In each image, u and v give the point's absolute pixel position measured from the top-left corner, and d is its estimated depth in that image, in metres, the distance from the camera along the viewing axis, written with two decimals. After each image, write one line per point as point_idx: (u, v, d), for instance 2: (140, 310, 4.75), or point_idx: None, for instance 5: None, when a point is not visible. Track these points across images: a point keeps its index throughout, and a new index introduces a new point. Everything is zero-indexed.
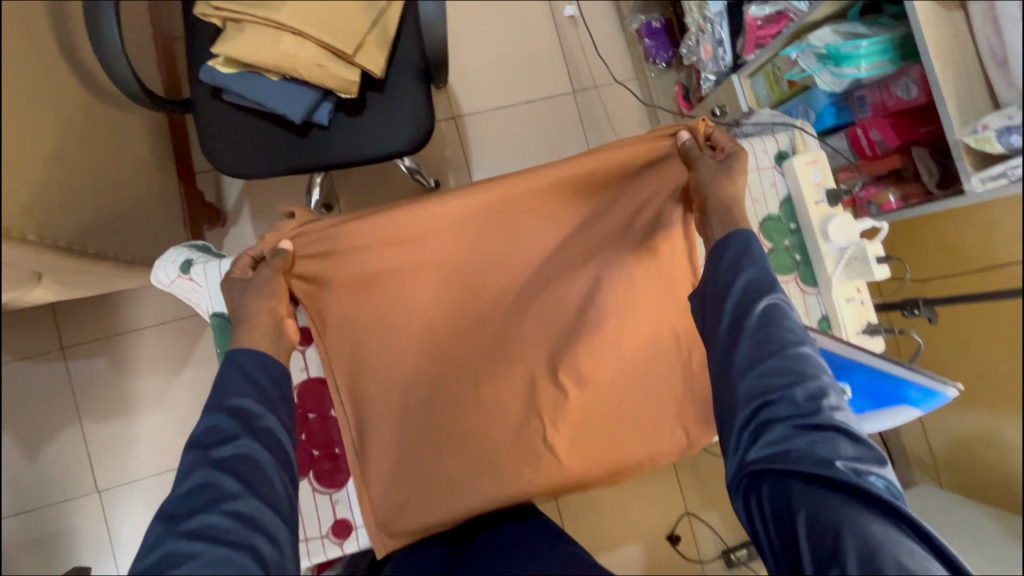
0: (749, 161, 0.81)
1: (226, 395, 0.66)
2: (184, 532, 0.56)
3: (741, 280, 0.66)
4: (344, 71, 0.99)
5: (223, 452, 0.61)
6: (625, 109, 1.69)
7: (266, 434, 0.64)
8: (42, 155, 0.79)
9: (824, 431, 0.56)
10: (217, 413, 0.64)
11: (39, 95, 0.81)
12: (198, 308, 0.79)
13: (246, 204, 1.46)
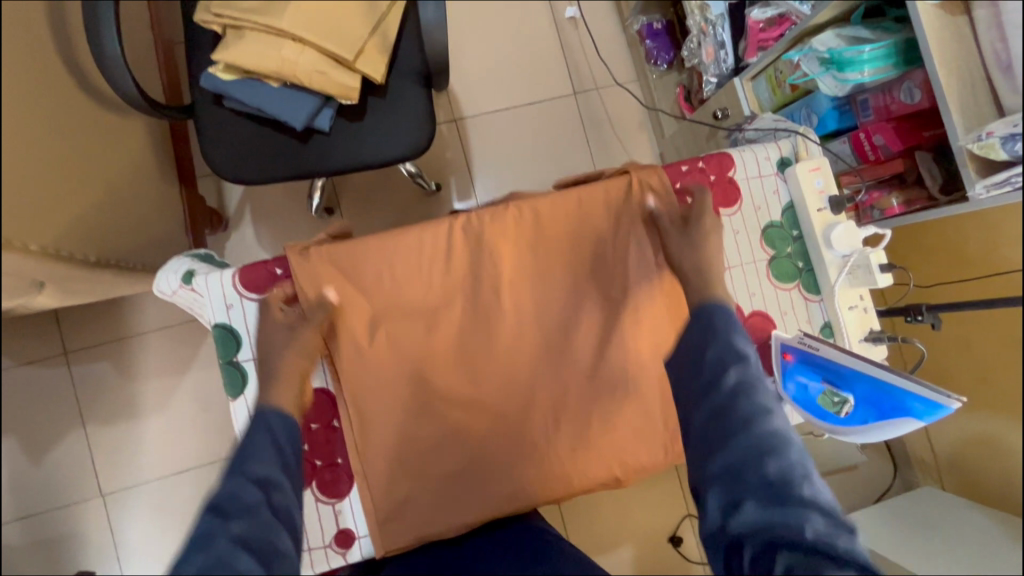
0: (752, 167, 0.81)
1: (244, 460, 0.60)
2: None
3: (712, 345, 0.63)
4: (345, 77, 0.99)
5: (240, 526, 0.54)
6: (626, 111, 1.69)
7: (285, 511, 0.58)
8: (43, 164, 0.79)
9: (797, 505, 0.52)
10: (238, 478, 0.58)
11: (41, 104, 0.82)
12: (203, 319, 0.74)
13: (248, 208, 1.46)
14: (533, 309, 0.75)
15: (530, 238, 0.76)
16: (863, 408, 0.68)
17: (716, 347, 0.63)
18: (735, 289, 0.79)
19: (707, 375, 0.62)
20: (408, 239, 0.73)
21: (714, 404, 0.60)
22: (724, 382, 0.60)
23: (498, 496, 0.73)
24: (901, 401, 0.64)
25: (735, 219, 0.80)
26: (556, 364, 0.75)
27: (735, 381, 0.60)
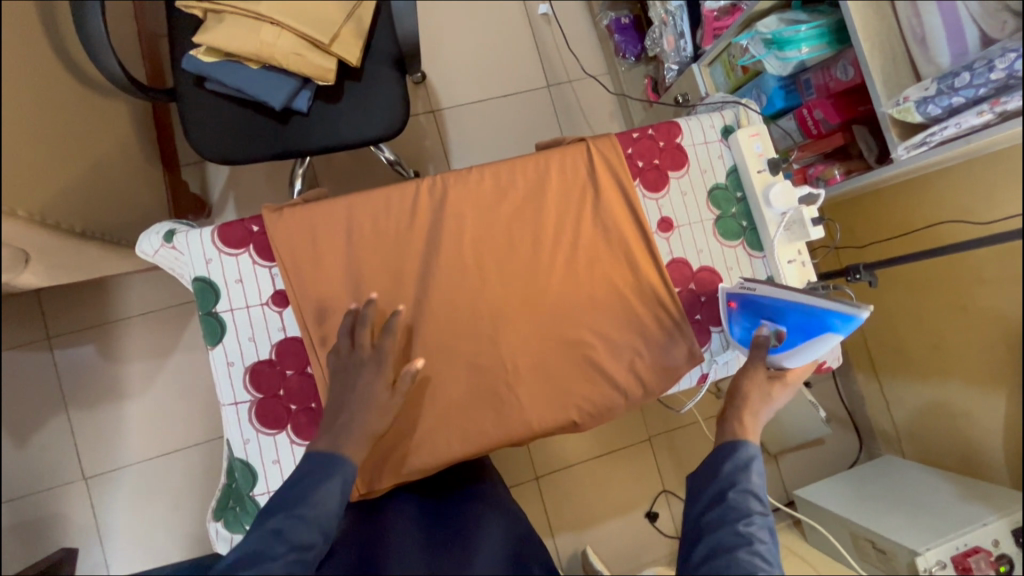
0: (698, 135, 0.87)
1: (313, 500, 0.61)
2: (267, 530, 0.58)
3: (735, 486, 0.65)
4: (322, 59, 1.04)
5: (285, 566, 0.57)
6: (598, 102, 1.76)
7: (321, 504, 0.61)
8: (29, 137, 0.83)
9: None
10: (308, 515, 0.60)
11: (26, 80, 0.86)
12: (182, 277, 0.77)
13: (231, 195, 1.53)
14: (497, 266, 0.81)
15: (493, 199, 0.82)
16: (794, 336, 0.73)
17: (739, 491, 0.65)
18: (683, 246, 0.85)
19: (726, 512, 0.64)
20: (378, 197, 0.80)
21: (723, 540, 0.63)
22: (735, 528, 0.63)
23: (466, 439, 0.78)
24: (821, 320, 0.68)
25: (682, 181, 0.86)
26: (519, 316, 0.80)
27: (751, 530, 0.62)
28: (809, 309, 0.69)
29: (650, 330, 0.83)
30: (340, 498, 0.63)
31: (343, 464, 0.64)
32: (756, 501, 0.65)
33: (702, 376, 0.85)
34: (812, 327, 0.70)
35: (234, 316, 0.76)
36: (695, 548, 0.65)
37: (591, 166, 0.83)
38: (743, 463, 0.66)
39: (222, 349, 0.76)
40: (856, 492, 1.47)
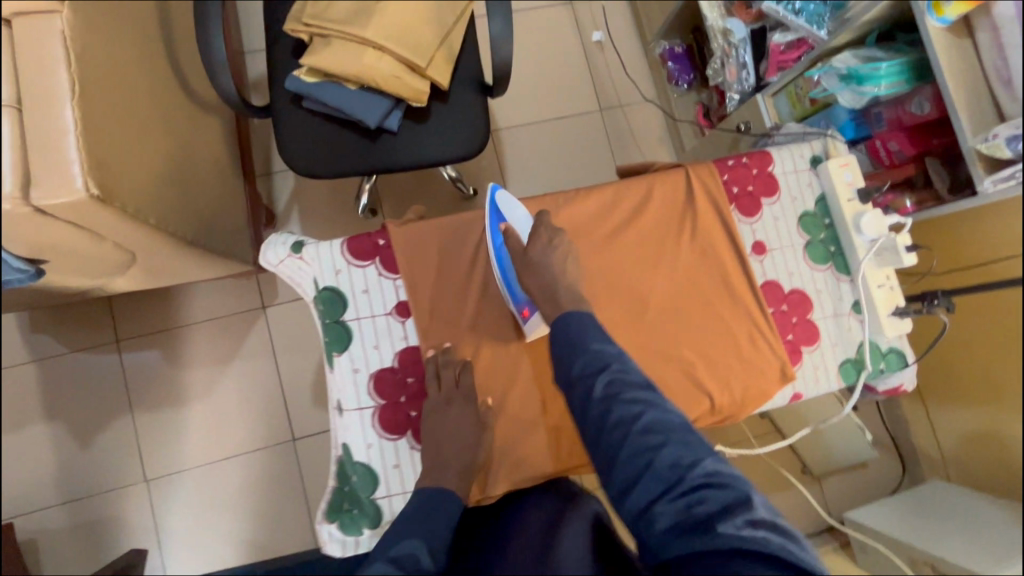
0: (789, 164, 0.91)
1: (431, 529, 0.62)
2: (386, 559, 0.57)
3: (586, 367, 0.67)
4: (417, 82, 1.10)
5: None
6: (648, 125, 1.82)
7: (432, 535, 0.61)
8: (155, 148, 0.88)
9: (697, 490, 0.57)
10: (425, 542, 0.60)
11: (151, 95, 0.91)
12: (309, 286, 0.81)
13: (296, 207, 1.61)
14: (603, 279, 0.84)
15: (597, 220, 0.86)
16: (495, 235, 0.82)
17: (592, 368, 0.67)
18: (776, 269, 0.89)
19: (592, 376, 0.67)
20: (490, 215, 0.84)
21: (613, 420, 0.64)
22: (598, 382, 0.66)
23: (574, 449, 0.81)
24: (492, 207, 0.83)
25: (774, 208, 0.90)
26: (621, 333, 0.83)
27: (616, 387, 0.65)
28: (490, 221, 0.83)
29: (746, 348, 0.86)
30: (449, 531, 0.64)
31: (455, 500, 0.68)
32: (608, 363, 0.68)
33: (795, 395, 0.87)
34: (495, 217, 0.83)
35: (362, 324, 0.80)
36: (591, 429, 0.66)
37: (689, 191, 0.88)
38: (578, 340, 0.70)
39: (349, 356, 0.79)
40: (904, 516, 1.49)
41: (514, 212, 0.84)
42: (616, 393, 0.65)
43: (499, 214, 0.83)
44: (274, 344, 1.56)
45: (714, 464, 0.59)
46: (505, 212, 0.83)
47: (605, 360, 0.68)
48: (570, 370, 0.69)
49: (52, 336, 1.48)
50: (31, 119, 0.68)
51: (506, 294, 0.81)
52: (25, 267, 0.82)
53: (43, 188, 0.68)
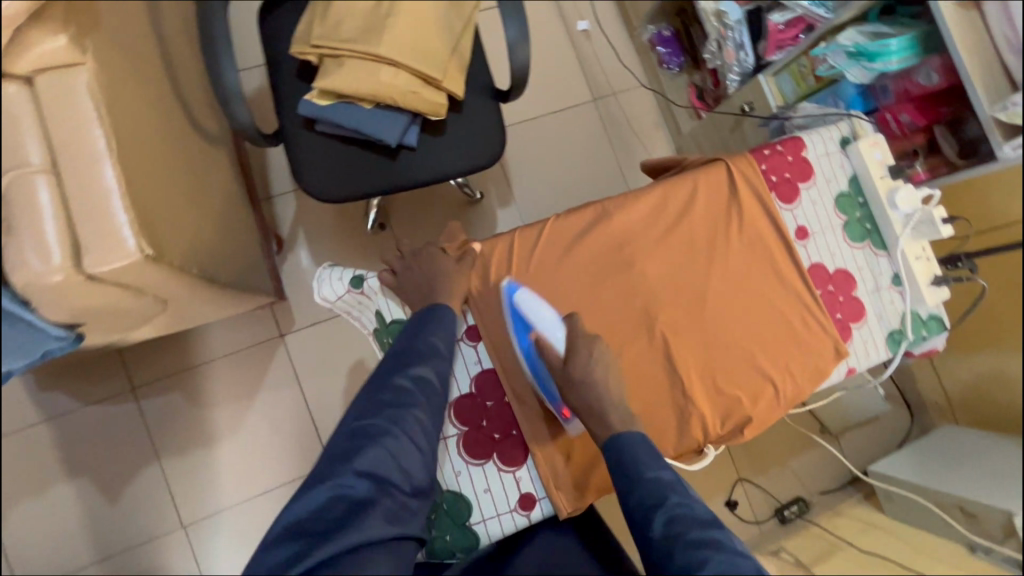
0: (819, 147, 0.94)
1: (429, 328, 0.78)
2: (400, 378, 0.75)
3: (648, 495, 0.68)
4: (434, 95, 1.07)
5: (415, 371, 0.75)
6: (642, 112, 1.83)
7: (434, 351, 0.77)
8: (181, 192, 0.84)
9: None
10: (429, 348, 0.77)
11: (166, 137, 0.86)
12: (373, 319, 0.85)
13: (301, 230, 1.56)
14: (661, 278, 0.85)
15: (649, 221, 0.86)
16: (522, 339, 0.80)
17: (655, 498, 0.68)
18: (820, 251, 0.92)
19: (650, 510, 0.67)
20: (548, 227, 0.84)
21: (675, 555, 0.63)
22: (658, 520, 0.66)
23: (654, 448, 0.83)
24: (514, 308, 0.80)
25: (811, 192, 0.92)
26: (683, 333, 0.84)
27: (676, 524, 0.65)
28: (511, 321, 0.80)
29: (802, 332, 0.88)
30: (451, 328, 0.79)
31: (446, 310, 0.79)
32: (670, 495, 0.68)
33: (849, 370, 0.90)
34: (517, 319, 0.80)
35: None
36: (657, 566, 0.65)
37: (733, 183, 0.89)
38: (635, 459, 0.71)
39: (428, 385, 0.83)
40: (923, 463, 1.57)
41: (541, 318, 0.78)
42: (678, 529, 0.65)
43: (526, 322, 0.79)
44: (297, 372, 1.53)
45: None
46: (531, 317, 0.79)
47: (663, 493, 0.68)
48: (627, 502, 0.70)
49: (65, 392, 1.42)
50: (75, 184, 0.65)
51: (540, 393, 0.80)
52: (65, 333, 0.77)
53: (95, 255, 0.65)
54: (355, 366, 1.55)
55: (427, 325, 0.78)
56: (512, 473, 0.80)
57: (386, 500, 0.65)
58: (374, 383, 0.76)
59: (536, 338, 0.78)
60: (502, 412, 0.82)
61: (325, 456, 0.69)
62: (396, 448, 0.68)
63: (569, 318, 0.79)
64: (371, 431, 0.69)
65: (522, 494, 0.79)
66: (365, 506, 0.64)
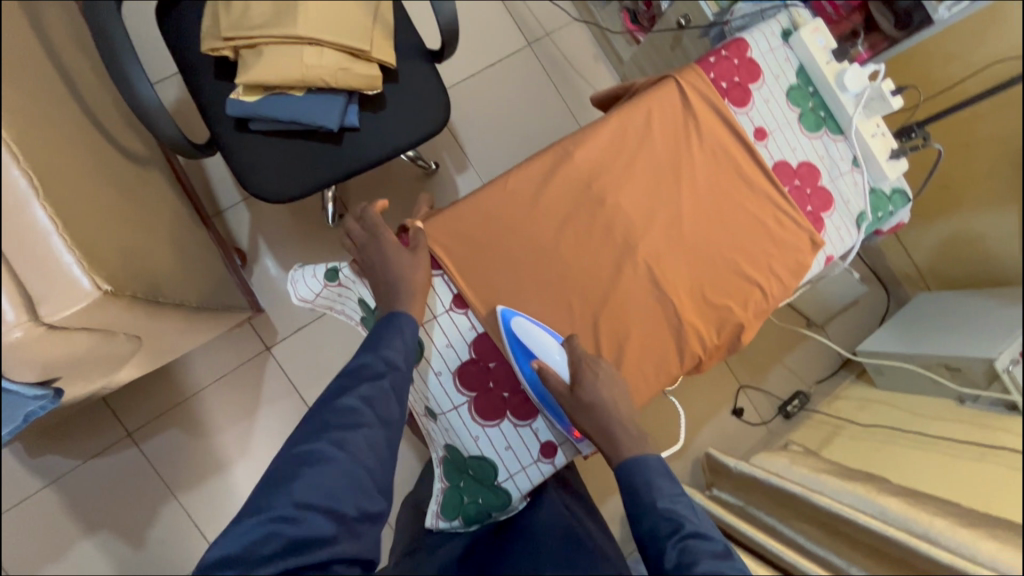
0: (763, 45, 0.93)
1: (382, 339, 0.73)
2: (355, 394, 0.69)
3: (661, 518, 0.67)
4: (366, 69, 1.02)
5: (363, 389, 0.69)
6: (580, 47, 1.79)
7: (394, 364, 0.72)
8: (118, 222, 0.79)
9: None
10: (384, 357, 0.71)
11: (88, 165, 0.81)
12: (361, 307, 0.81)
13: (261, 239, 1.51)
14: (635, 206, 0.84)
15: (611, 152, 0.85)
16: (526, 369, 0.78)
17: (668, 520, 0.66)
18: (781, 148, 0.92)
19: (664, 542, 0.65)
20: (512, 179, 0.82)
21: None
22: (671, 550, 0.64)
23: (658, 372, 0.85)
24: (513, 338, 0.78)
25: (762, 91, 0.92)
26: (667, 256, 0.85)
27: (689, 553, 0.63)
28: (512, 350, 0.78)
29: (774, 229, 0.89)
30: (406, 340, 0.74)
31: (404, 317, 0.74)
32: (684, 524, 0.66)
33: (827, 258, 0.93)
34: (518, 349, 0.78)
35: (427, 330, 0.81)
36: None
37: (684, 96, 0.88)
38: (648, 483, 0.70)
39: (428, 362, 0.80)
40: (907, 332, 1.64)
41: (543, 347, 0.77)
42: (689, 557, 0.63)
43: (529, 351, 0.77)
44: (293, 380, 1.51)
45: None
46: (533, 347, 0.77)
47: (678, 523, 0.66)
48: (640, 527, 0.68)
49: (59, 453, 1.38)
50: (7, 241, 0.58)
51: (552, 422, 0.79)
52: (42, 391, 0.73)
53: (48, 302, 0.61)
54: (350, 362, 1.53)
55: (394, 330, 0.74)
56: (528, 425, 0.81)
57: (337, 529, 0.59)
58: (315, 407, 0.69)
59: (540, 367, 0.76)
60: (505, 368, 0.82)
61: (261, 493, 0.60)
62: (347, 473, 0.63)
63: (569, 340, 0.78)
64: (318, 456, 0.63)
65: (543, 443, 0.81)
66: (313, 540, 0.58)
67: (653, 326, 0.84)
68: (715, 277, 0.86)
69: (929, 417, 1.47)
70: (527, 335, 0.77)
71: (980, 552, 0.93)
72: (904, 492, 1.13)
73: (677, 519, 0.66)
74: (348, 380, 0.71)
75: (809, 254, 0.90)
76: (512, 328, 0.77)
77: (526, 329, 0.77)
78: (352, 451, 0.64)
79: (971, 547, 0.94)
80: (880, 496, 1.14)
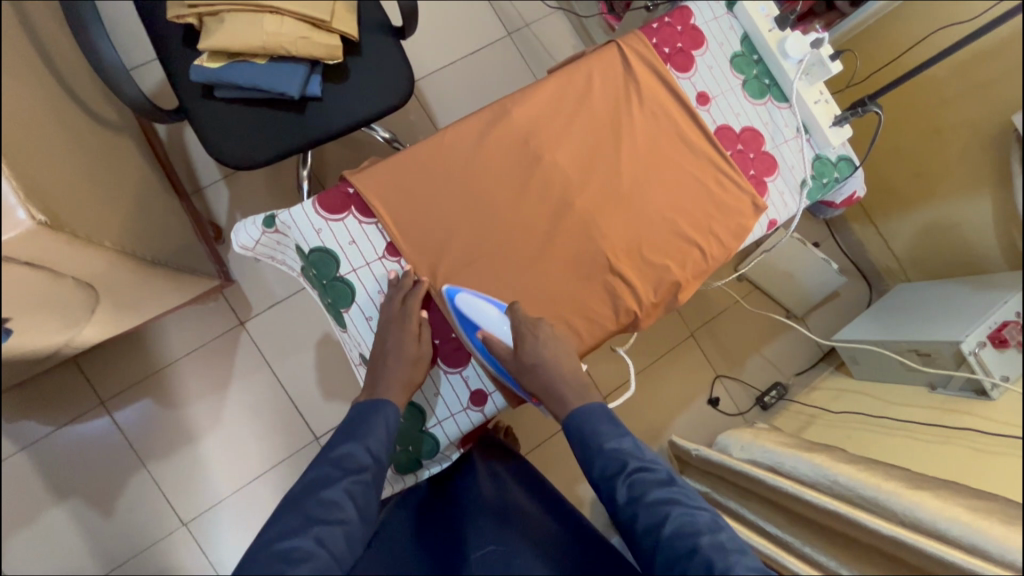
0: (708, 13, 0.95)
1: (366, 431, 0.73)
2: (337, 487, 0.67)
3: (609, 459, 0.71)
4: (326, 38, 1.06)
5: (348, 482, 0.68)
6: (559, 37, 1.82)
7: (377, 458, 0.72)
8: (70, 171, 0.83)
9: None
10: (365, 447, 0.72)
11: (46, 118, 0.85)
12: (298, 254, 0.83)
13: (238, 215, 1.55)
14: (571, 164, 0.86)
15: (550, 111, 0.87)
16: (475, 342, 0.81)
17: (618, 462, 0.71)
18: (723, 113, 0.93)
19: (614, 480, 0.70)
20: (450, 135, 0.84)
21: (641, 513, 0.67)
22: (622, 487, 0.70)
23: (592, 327, 0.86)
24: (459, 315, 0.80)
25: (706, 58, 0.94)
26: (604, 213, 0.86)
27: (635, 483, 0.69)
28: (460, 326, 0.81)
29: (717, 193, 0.90)
30: (387, 433, 0.75)
31: (386, 407, 0.76)
32: (629, 463, 0.71)
33: (771, 222, 0.93)
34: (464, 322, 0.80)
35: (360, 276, 0.83)
36: (619, 512, 0.70)
37: (625, 61, 0.90)
38: (590, 429, 0.74)
39: (359, 305, 0.83)
40: (883, 321, 1.63)
41: (485, 316, 0.79)
42: (634, 487, 0.69)
43: (472, 324, 0.80)
44: (266, 355, 1.53)
45: (749, 571, 0.61)
46: (476, 319, 0.79)
47: (624, 460, 0.71)
48: (591, 471, 0.73)
49: (33, 419, 1.41)
50: None
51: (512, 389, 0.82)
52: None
53: None
54: (322, 340, 1.56)
55: (378, 418, 0.74)
56: (459, 373, 0.84)
57: None
58: (291, 500, 0.66)
59: (483, 336, 0.79)
60: (440, 318, 0.85)
61: None
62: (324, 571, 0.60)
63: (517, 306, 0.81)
64: (299, 554, 0.60)
65: (473, 392, 0.84)
66: None
67: (589, 283, 0.85)
68: (654, 238, 0.87)
69: (902, 404, 1.45)
70: (469, 309, 0.80)
71: (922, 512, 0.91)
72: (860, 461, 1.13)
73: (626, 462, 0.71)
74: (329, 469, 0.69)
75: (752, 215, 0.91)
76: (454, 303, 0.80)
77: (468, 302, 0.79)
78: (332, 548, 0.62)
79: (912, 507, 0.93)
80: (835, 466, 1.14)
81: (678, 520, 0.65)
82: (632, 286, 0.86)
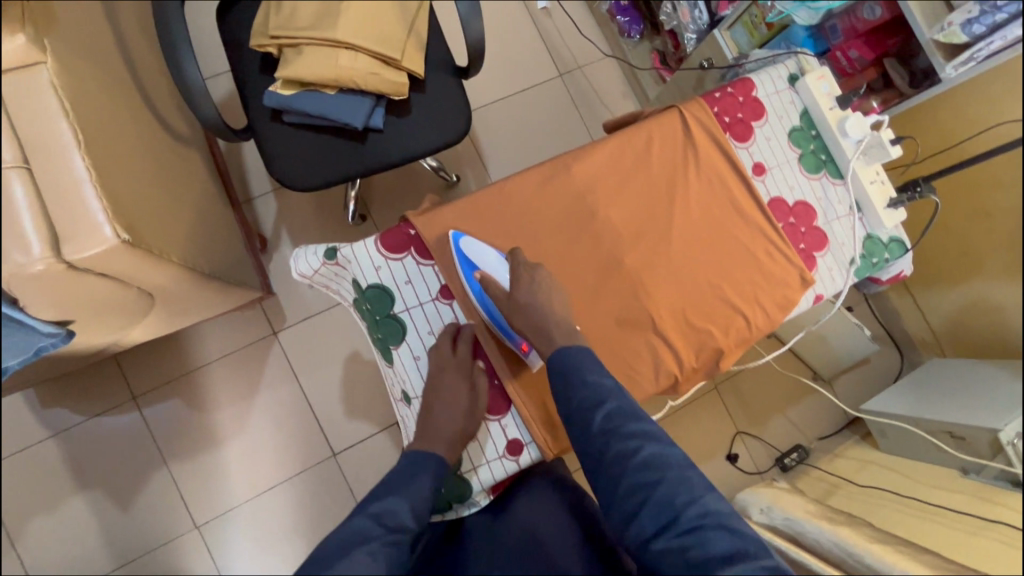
0: (770, 86, 0.97)
1: (411, 487, 0.74)
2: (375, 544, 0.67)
3: (588, 393, 0.72)
4: (394, 75, 1.10)
5: (385, 541, 0.68)
6: (610, 82, 1.86)
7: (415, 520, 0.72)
8: (147, 185, 0.87)
9: (694, 533, 0.63)
10: (408, 505, 0.72)
11: (129, 133, 0.89)
12: (354, 288, 0.86)
13: (284, 228, 1.59)
14: (624, 222, 0.88)
15: (609, 169, 0.89)
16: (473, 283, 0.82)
17: (598, 399, 0.71)
18: (778, 185, 0.95)
19: (591, 411, 0.71)
20: (510, 185, 0.87)
21: (615, 449, 0.68)
22: (597, 418, 0.70)
23: (632, 384, 0.86)
24: (459, 255, 0.82)
25: (764, 129, 0.95)
26: (653, 273, 0.87)
27: (614, 419, 0.70)
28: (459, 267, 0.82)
29: (766, 264, 0.90)
30: (431, 493, 0.75)
31: (437, 464, 0.77)
32: (609, 403, 0.71)
33: (817, 297, 0.93)
34: (464, 262, 0.82)
35: (413, 314, 0.85)
36: (589, 444, 0.71)
37: (687, 127, 0.92)
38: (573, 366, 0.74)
39: (410, 344, 0.85)
40: (914, 396, 1.59)
41: (486, 257, 0.82)
42: (613, 424, 0.70)
43: (473, 263, 0.82)
44: (295, 367, 1.55)
45: (709, 505, 0.65)
46: (476, 259, 0.82)
47: (602, 394, 0.72)
48: (569, 403, 0.73)
49: (68, 407, 1.46)
50: None
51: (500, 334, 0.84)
52: (54, 330, 0.77)
53: (72, 241, 0.68)
54: (350, 357, 1.58)
55: (425, 476, 0.75)
56: (498, 421, 0.85)
57: None
58: (329, 551, 0.66)
59: (483, 275, 0.81)
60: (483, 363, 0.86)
61: None
62: None
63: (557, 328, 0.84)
64: None
65: (510, 441, 0.85)
66: None
67: (633, 341, 0.86)
68: (701, 304, 0.88)
69: (933, 487, 1.40)
70: (471, 249, 0.82)
71: None
72: (890, 544, 1.10)
73: (605, 400, 0.71)
74: (369, 524, 0.69)
75: (798, 291, 0.91)
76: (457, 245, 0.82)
77: (471, 244, 0.82)
78: None
79: None
80: (860, 543, 1.12)
81: (657, 460, 0.66)
82: (674, 348, 0.86)
